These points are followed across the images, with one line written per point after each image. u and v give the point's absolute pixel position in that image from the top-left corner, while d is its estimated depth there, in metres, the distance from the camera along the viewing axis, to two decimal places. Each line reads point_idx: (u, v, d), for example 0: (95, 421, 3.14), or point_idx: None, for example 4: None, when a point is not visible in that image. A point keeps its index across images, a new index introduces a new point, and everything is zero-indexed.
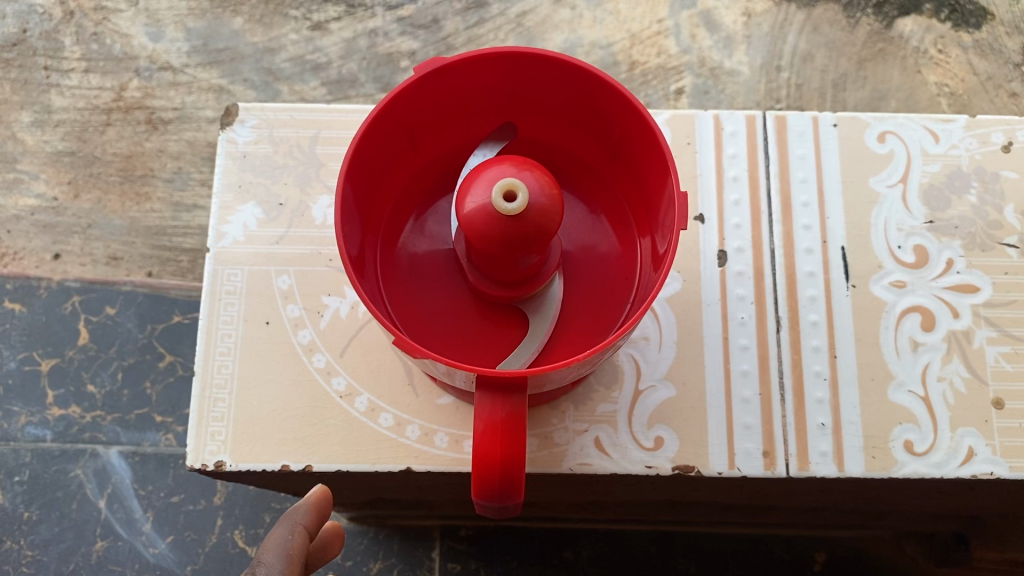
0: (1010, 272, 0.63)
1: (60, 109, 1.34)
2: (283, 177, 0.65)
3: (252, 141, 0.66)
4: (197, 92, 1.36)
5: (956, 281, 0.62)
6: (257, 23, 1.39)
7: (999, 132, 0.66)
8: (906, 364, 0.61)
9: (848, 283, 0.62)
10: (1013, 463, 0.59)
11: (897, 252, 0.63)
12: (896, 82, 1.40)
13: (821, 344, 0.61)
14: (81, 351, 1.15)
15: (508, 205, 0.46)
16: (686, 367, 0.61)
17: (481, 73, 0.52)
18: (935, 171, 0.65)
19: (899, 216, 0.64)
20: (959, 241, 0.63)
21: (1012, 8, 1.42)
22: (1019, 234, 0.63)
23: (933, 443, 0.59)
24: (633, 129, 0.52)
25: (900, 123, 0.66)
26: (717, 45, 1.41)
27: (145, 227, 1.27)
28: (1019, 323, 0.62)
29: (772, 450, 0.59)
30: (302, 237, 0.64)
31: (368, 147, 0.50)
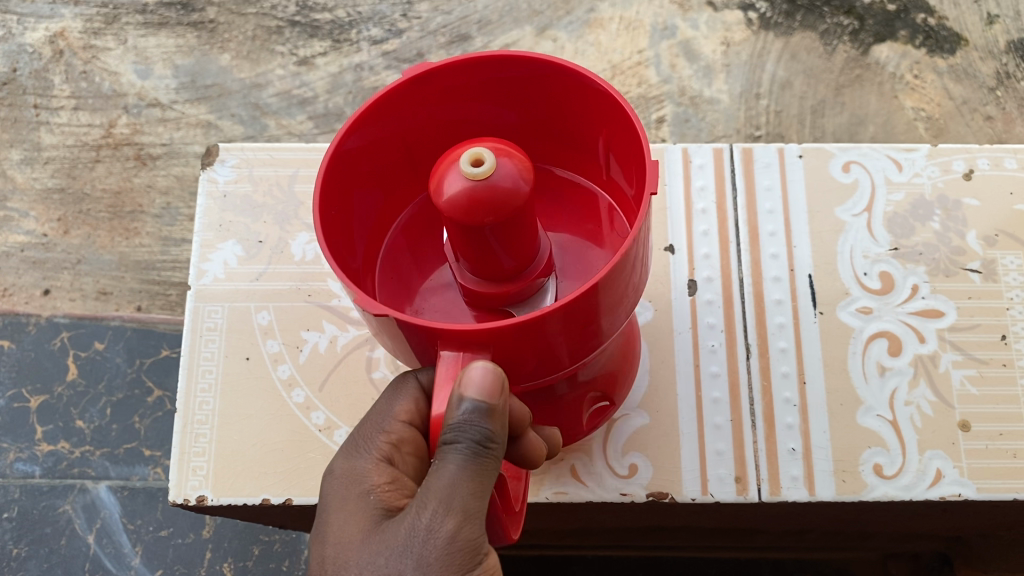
0: (974, 296, 0.64)
1: (50, 147, 1.37)
2: (262, 216, 0.67)
3: (232, 181, 0.68)
4: (185, 128, 1.38)
5: (921, 306, 0.64)
6: (244, 59, 1.41)
7: (960, 160, 0.68)
8: (874, 389, 0.62)
9: (816, 309, 0.64)
10: (981, 485, 0.60)
11: (863, 278, 0.64)
12: (874, 107, 1.42)
13: (790, 371, 0.63)
14: (70, 386, 1.16)
15: (475, 171, 0.40)
16: (659, 395, 0.62)
17: (468, 81, 0.47)
18: (899, 200, 0.67)
19: (865, 244, 0.65)
20: (924, 267, 0.65)
21: (986, 33, 1.44)
22: (982, 258, 0.65)
23: (902, 466, 0.60)
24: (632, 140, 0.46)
25: (864, 153, 0.68)
26: (696, 74, 1.44)
27: (134, 262, 1.28)
28: (983, 346, 0.63)
29: (744, 476, 0.60)
30: (281, 273, 0.66)
31: (358, 149, 0.47)
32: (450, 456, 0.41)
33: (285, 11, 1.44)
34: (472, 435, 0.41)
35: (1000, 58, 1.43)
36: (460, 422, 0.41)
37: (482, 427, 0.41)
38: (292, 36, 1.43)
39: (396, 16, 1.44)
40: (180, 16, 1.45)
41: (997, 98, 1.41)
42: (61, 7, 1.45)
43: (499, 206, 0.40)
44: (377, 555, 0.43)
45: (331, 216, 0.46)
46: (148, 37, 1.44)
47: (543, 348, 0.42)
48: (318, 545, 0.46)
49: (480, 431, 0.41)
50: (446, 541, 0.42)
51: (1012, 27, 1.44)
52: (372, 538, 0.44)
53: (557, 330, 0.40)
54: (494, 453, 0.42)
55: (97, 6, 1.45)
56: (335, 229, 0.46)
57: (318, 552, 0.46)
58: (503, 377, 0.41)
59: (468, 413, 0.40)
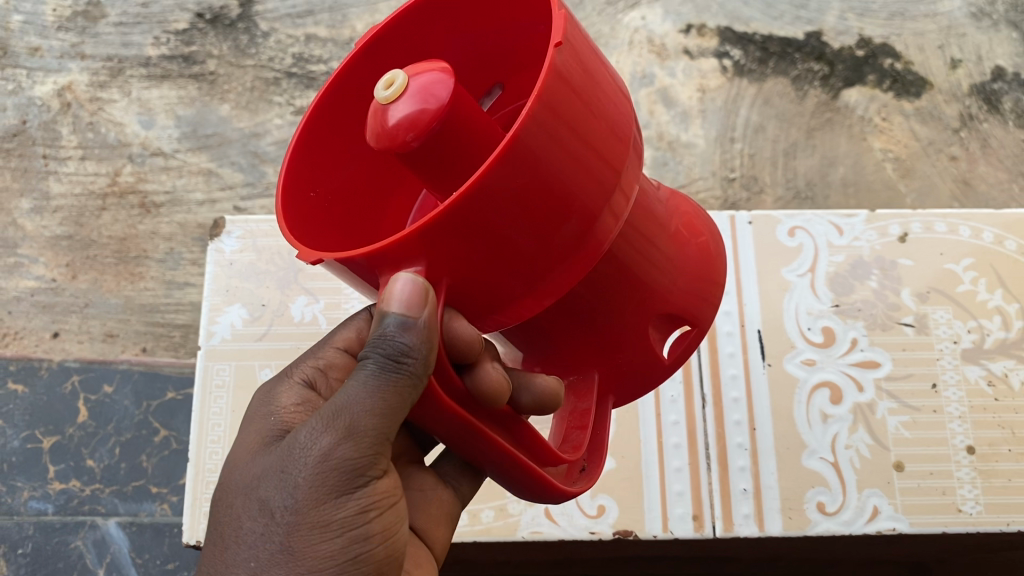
0: (908, 348, 0.72)
1: (57, 196, 1.41)
2: (265, 281, 0.76)
3: (238, 250, 0.77)
4: (187, 176, 1.43)
5: (861, 357, 0.72)
6: (243, 109, 1.47)
7: (895, 224, 0.76)
8: (817, 434, 0.70)
9: (764, 361, 0.72)
10: (914, 519, 0.67)
11: (807, 333, 0.73)
12: (843, 148, 1.45)
13: (742, 418, 0.71)
14: (82, 428, 1.23)
15: (387, 97, 0.40)
16: (624, 442, 0.70)
17: (410, 36, 0.49)
18: (840, 261, 0.75)
19: (808, 302, 0.74)
20: (863, 322, 0.73)
21: (950, 77, 1.50)
22: (915, 313, 0.73)
23: (842, 503, 0.68)
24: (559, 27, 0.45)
25: (808, 219, 0.76)
26: (673, 120, 1.48)
27: (140, 305, 1.33)
28: (916, 394, 0.71)
29: (701, 514, 0.68)
30: (282, 332, 0.74)
31: (330, 132, 0.49)
32: (362, 367, 0.44)
33: (282, 62, 1.49)
34: (389, 348, 0.42)
35: (963, 101, 1.49)
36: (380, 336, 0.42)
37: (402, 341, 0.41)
38: (289, 86, 1.48)
39: None
40: (181, 68, 1.50)
41: (960, 138, 1.46)
42: (68, 60, 1.50)
43: (413, 120, 0.40)
44: (267, 463, 0.47)
45: (315, 198, 0.48)
46: (151, 89, 1.49)
47: (485, 255, 0.39)
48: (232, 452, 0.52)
49: (398, 344, 0.41)
50: (321, 455, 0.44)
51: (973, 71, 1.51)
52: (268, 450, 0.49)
53: (490, 212, 0.37)
54: (414, 372, 0.41)
55: (102, 59, 1.50)
56: (321, 209, 0.48)
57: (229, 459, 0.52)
58: (433, 293, 0.39)
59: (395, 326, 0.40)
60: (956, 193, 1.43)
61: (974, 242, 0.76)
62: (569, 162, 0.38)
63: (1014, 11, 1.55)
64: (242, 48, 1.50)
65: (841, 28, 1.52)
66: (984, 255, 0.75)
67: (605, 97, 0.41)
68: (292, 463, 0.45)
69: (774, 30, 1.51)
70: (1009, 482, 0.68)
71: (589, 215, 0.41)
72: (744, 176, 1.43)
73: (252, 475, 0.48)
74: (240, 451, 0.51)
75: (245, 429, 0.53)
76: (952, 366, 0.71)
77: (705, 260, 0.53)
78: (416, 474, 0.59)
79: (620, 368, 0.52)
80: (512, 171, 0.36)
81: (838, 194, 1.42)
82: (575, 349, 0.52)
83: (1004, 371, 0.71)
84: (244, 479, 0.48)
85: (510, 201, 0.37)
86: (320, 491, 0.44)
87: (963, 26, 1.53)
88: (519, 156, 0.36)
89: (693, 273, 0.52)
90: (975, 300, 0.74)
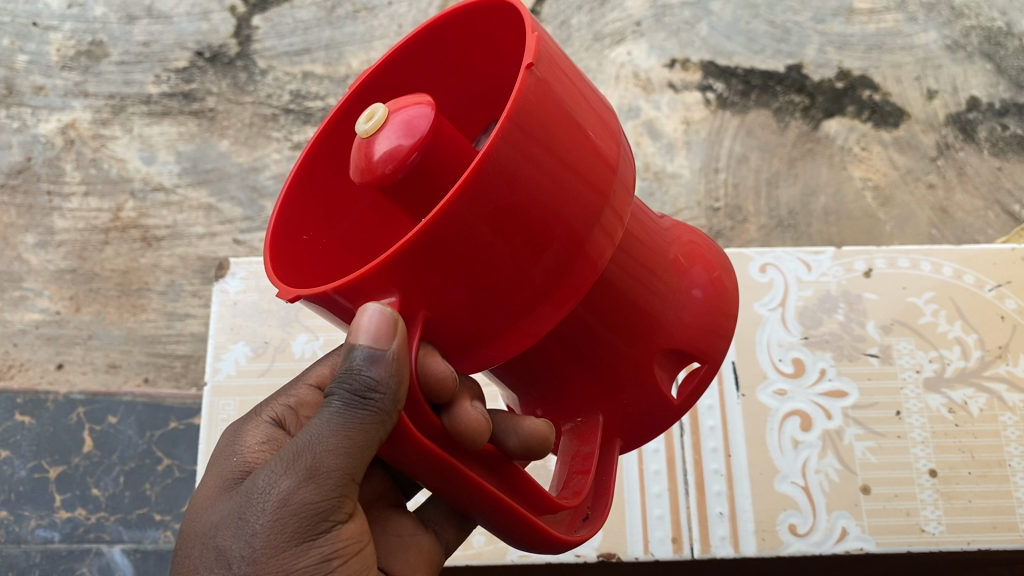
0: (871, 377, 0.84)
1: (62, 231, 1.44)
2: (267, 320, 0.84)
3: (241, 290, 0.86)
4: (187, 211, 1.45)
5: (829, 386, 0.83)
6: (242, 144, 1.48)
7: (859, 260, 0.89)
8: (789, 459, 0.81)
9: (739, 391, 0.83)
10: (879, 539, 0.77)
11: (779, 363, 0.84)
12: (824, 178, 1.46)
13: (717, 446, 0.82)
14: (87, 457, 1.26)
15: (366, 127, 0.44)
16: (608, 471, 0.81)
17: (398, 84, 0.54)
18: (809, 295, 0.87)
19: (779, 333, 0.86)
20: (830, 353, 0.85)
21: (927, 107, 1.50)
22: (878, 345, 0.85)
23: (812, 524, 0.78)
24: None
25: (779, 258, 0.89)
26: (660, 151, 1.50)
27: (141, 336, 1.37)
28: (878, 421, 0.82)
29: (680, 536, 0.78)
30: (282, 367, 0.82)
31: (322, 179, 0.54)
32: (330, 405, 0.48)
33: (280, 99, 1.50)
34: (357, 385, 0.45)
35: (940, 130, 1.48)
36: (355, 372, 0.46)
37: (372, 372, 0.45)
38: (287, 122, 1.49)
39: None
40: (181, 105, 1.51)
41: (937, 167, 1.46)
42: (71, 99, 1.52)
43: (392, 153, 0.43)
44: (229, 505, 0.51)
45: (307, 241, 0.52)
46: (152, 126, 1.50)
47: (461, 275, 0.41)
48: (197, 494, 0.56)
49: (365, 380, 0.45)
50: (282, 497, 0.48)
51: (949, 101, 1.50)
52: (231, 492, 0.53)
53: (462, 233, 0.39)
54: (382, 409, 0.45)
55: (104, 97, 1.52)
56: (314, 252, 0.52)
57: (193, 501, 0.55)
58: (402, 325, 0.42)
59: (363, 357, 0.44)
60: (934, 221, 1.43)
61: (936, 277, 0.88)
62: (544, 181, 0.41)
63: (990, 41, 1.53)
64: (241, 85, 1.51)
65: (821, 61, 1.52)
66: (945, 289, 0.87)
67: (581, 121, 0.43)
68: (255, 504, 0.49)
69: (756, 64, 1.52)
70: (969, 503, 0.78)
71: (569, 235, 0.43)
72: (728, 206, 1.45)
73: (215, 516, 0.51)
74: (204, 493, 0.55)
75: (211, 471, 0.57)
76: (915, 395, 0.83)
77: (717, 294, 0.58)
78: (394, 519, 0.63)
79: (622, 407, 0.56)
80: (487, 194, 0.39)
81: (819, 222, 1.43)
82: (582, 388, 0.56)
83: (963, 399, 0.82)
84: (207, 520, 0.52)
85: (486, 219, 0.40)
86: (280, 531, 0.48)
87: (940, 58, 1.53)
88: (492, 178, 0.39)
89: (693, 308, 0.56)
90: (935, 330, 0.85)
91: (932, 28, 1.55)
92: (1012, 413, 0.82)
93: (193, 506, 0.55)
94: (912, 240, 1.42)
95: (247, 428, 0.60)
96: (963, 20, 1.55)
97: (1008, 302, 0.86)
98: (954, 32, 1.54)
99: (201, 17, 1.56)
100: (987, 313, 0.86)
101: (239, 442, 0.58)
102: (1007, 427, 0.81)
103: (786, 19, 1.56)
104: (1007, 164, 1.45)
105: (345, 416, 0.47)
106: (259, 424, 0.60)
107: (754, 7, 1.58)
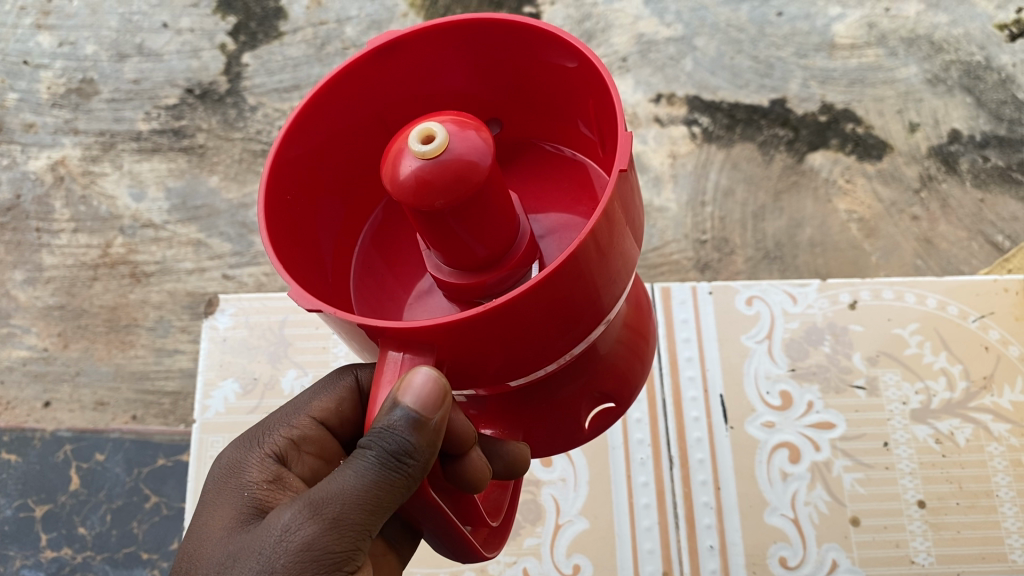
0: (858, 409, 0.87)
1: (51, 267, 1.44)
2: (256, 356, 0.91)
3: (230, 326, 0.93)
4: (177, 246, 1.45)
5: (816, 418, 0.87)
6: (231, 180, 1.48)
7: (845, 293, 0.92)
8: (779, 491, 0.84)
9: (728, 424, 0.87)
10: (868, 571, 0.80)
11: (767, 396, 0.88)
12: (810, 211, 1.47)
13: (707, 478, 0.85)
14: (73, 495, 1.25)
15: (423, 148, 0.43)
16: (597, 506, 0.84)
17: (416, 70, 0.53)
18: (795, 327, 0.91)
19: (766, 366, 0.89)
20: (817, 385, 0.88)
21: (909, 140, 1.52)
22: (865, 375, 0.88)
23: (803, 557, 0.81)
24: (575, 71, 0.50)
25: (764, 291, 0.93)
26: (647, 184, 1.51)
27: (130, 372, 1.37)
28: (866, 452, 0.85)
29: (670, 570, 0.81)
30: (272, 403, 0.89)
31: (312, 137, 0.52)
32: (357, 458, 0.49)
33: (269, 135, 1.50)
34: (389, 445, 0.47)
35: (922, 162, 1.50)
36: (384, 428, 0.47)
37: (408, 439, 0.47)
38: None
39: None
40: (171, 141, 1.52)
41: (921, 199, 1.48)
42: (62, 136, 1.53)
43: (448, 177, 0.43)
44: (242, 541, 0.51)
45: (288, 201, 0.51)
46: (142, 162, 1.50)
47: (505, 348, 0.44)
48: (202, 518, 0.56)
49: (399, 443, 0.47)
50: (301, 541, 0.48)
51: (931, 134, 1.52)
52: (245, 525, 0.53)
53: (523, 318, 0.43)
54: (412, 473, 0.48)
55: (94, 134, 1.52)
56: (290, 213, 0.52)
57: (196, 525, 0.56)
58: (446, 385, 0.45)
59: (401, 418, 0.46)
60: (919, 252, 1.45)
61: (920, 307, 0.91)
62: (602, 280, 0.45)
63: (969, 75, 1.56)
64: (230, 121, 1.52)
65: (804, 95, 1.54)
66: (930, 320, 0.90)
67: (631, 218, 0.47)
68: (269, 547, 0.49)
69: (740, 99, 1.54)
70: (957, 534, 0.81)
71: (594, 325, 0.47)
72: (715, 239, 1.46)
73: (229, 552, 0.51)
74: (210, 518, 0.55)
75: (215, 495, 0.57)
76: (902, 426, 0.86)
77: (646, 340, 0.65)
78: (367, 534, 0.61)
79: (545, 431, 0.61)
80: (555, 290, 0.42)
81: (805, 254, 1.44)
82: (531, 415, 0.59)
83: (950, 430, 0.85)
84: (218, 555, 0.52)
85: (550, 309, 0.43)
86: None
87: (921, 92, 1.55)
88: (564, 278, 0.42)
89: (637, 352, 0.63)
90: (921, 362, 0.88)
91: (913, 62, 1.57)
92: (998, 443, 0.84)
93: (196, 530, 0.55)
94: (898, 271, 1.43)
95: (249, 457, 0.60)
96: (942, 55, 1.58)
97: (992, 333, 0.90)
98: (933, 67, 1.57)
99: (192, 55, 1.58)
100: (971, 343, 0.89)
101: (246, 469, 0.58)
102: (994, 458, 0.84)
103: (768, 54, 1.58)
104: (989, 196, 1.47)
105: (371, 469, 0.48)
106: (256, 452, 0.60)
107: (737, 41, 1.60)
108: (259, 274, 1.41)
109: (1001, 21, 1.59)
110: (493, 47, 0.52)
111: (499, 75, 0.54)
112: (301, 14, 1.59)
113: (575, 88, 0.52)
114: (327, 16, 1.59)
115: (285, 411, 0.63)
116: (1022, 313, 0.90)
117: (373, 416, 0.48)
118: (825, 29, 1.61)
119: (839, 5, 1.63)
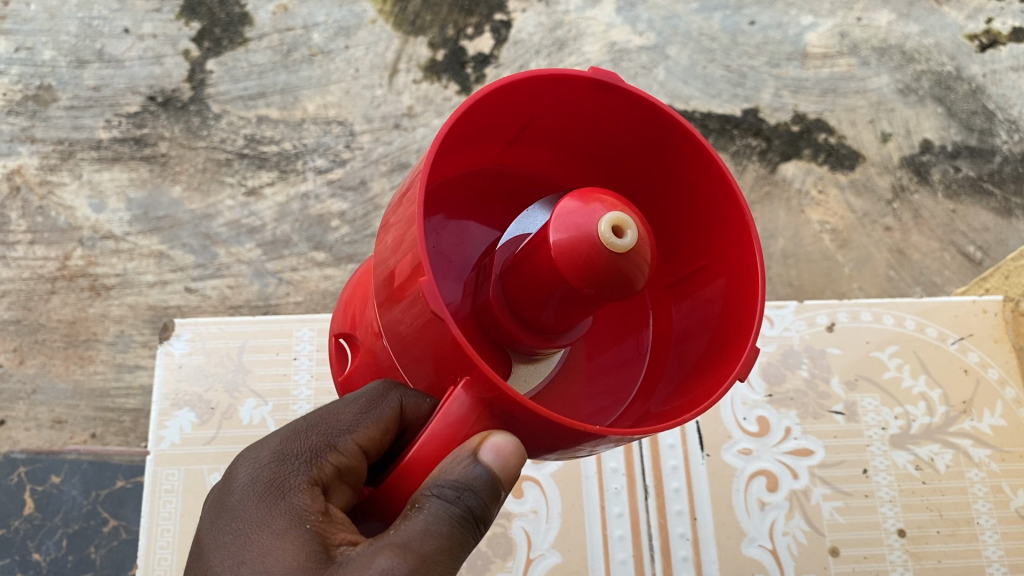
0: (837, 436, 0.88)
1: (6, 280, 1.38)
2: (214, 384, 0.88)
3: (186, 352, 0.90)
4: (138, 259, 1.40)
5: (794, 445, 0.87)
6: (195, 190, 1.44)
7: (823, 314, 0.94)
8: (757, 522, 0.83)
9: (704, 451, 0.86)
10: None
11: (743, 422, 0.87)
12: (782, 221, 1.46)
13: (682, 508, 0.84)
14: (27, 520, 1.20)
15: (619, 240, 0.45)
16: (568, 539, 0.82)
17: (594, 110, 0.54)
18: (773, 350, 0.91)
19: (743, 390, 0.89)
20: (794, 411, 0.89)
21: (882, 150, 1.51)
22: (843, 401, 0.89)
23: None
24: (715, 210, 0.55)
25: None
26: None
27: (89, 390, 1.32)
28: (845, 480, 0.86)
29: None
30: (229, 434, 0.86)
31: (475, 115, 0.50)
32: (431, 508, 0.46)
33: (235, 144, 1.47)
34: (471, 503, 0.47)
35: (895, 172, 1.50)
36: (467, 484, 0.46)
37: (482, 499, 0.47)
38: (241, 167, 1.46)
39: (340, 147, 1.48)
40: (133, 150, 1.46)
41: (893, 210, 1.48)
42: (18, 144, 1.45)
43: (610, 271, 0.45)
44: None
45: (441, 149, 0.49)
46: (102, 171, 1.44)
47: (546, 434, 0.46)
48: (245, 548, 0.49)
49: (476, 500, 0.47)
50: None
51: (903, 144, 1.52)
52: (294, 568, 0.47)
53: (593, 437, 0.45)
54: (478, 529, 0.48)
55: (52, 142, 1.45)
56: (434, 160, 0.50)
57: (240, 554, 0.49)
58: (520, 455, 0.48)
59: (481, 475, 0.46)
60: (892, 262, 1.45)
61: (896, 329, 0.93)
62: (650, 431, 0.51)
63: (940, 85, 1.55)
64: (193, 130, 1.47)
65: (777, 105, 1.52)
66: (908, 342, 0.92)
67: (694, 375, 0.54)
68: None
69: (712, 108, 1.52)
70: (938, 563, 0.83)
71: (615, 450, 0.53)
72: None
73: None
74: (256, 550, 0.48)
75: (251, 521, 0.50)
76: (881, 452, 0.87)
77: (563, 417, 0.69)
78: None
79: None
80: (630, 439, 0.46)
81: (779, 265, 1.42)
82: None
83: (930, 456, 0.87)
84: None
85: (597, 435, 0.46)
86: None
87: (893, 102, 1.54)
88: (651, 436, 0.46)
89: None
90: (900, 386, 0.91)
91: (884, 72, 1.57)
92: (978, 468, 0.86)
93: (238, 564, 0.48)
94: (871, 283, 1.43)
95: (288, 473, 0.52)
96: (914, 64, 1.57)
97: (971, 355, 0.92)
98: (905, 76, 1.56)
99: (154, 61, 1.52)
100: (951, 366, 0.92)
101: (285, 494, 0.51)
102: (974, 483, 0.86)
103: (741, 63, 1.56)
104: (961, 206, 1.48)
105: (454, 519, 0.46)
106: (298, 472, 0.52)
107: (710, 50, 1.57)
108: (224, 287, 1.39)
109: (971, 31, 1.58)
110: (663, 139, 0.55)
111: (651, 152, 0.57)
112: (267, 20, 1.55)
113: (693, 200, 0.57)
114: (294, 22, 1.56)
115: (326, 421, 0.55)
116: (999, 335, 0.93)
117: (445, 467, 0.47)
118: (797, 38, 1.59)
119: (812, 14, 1.60)
